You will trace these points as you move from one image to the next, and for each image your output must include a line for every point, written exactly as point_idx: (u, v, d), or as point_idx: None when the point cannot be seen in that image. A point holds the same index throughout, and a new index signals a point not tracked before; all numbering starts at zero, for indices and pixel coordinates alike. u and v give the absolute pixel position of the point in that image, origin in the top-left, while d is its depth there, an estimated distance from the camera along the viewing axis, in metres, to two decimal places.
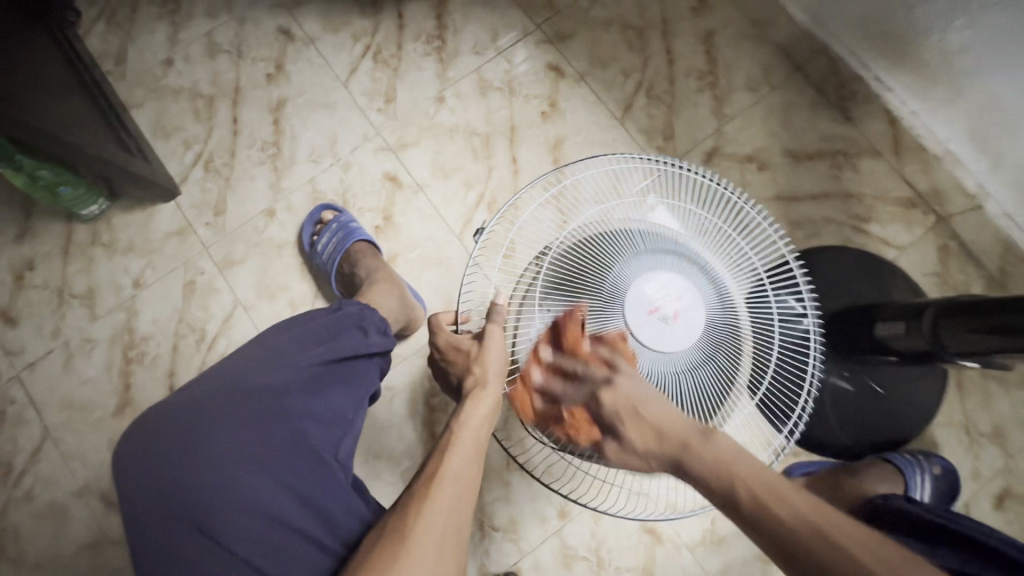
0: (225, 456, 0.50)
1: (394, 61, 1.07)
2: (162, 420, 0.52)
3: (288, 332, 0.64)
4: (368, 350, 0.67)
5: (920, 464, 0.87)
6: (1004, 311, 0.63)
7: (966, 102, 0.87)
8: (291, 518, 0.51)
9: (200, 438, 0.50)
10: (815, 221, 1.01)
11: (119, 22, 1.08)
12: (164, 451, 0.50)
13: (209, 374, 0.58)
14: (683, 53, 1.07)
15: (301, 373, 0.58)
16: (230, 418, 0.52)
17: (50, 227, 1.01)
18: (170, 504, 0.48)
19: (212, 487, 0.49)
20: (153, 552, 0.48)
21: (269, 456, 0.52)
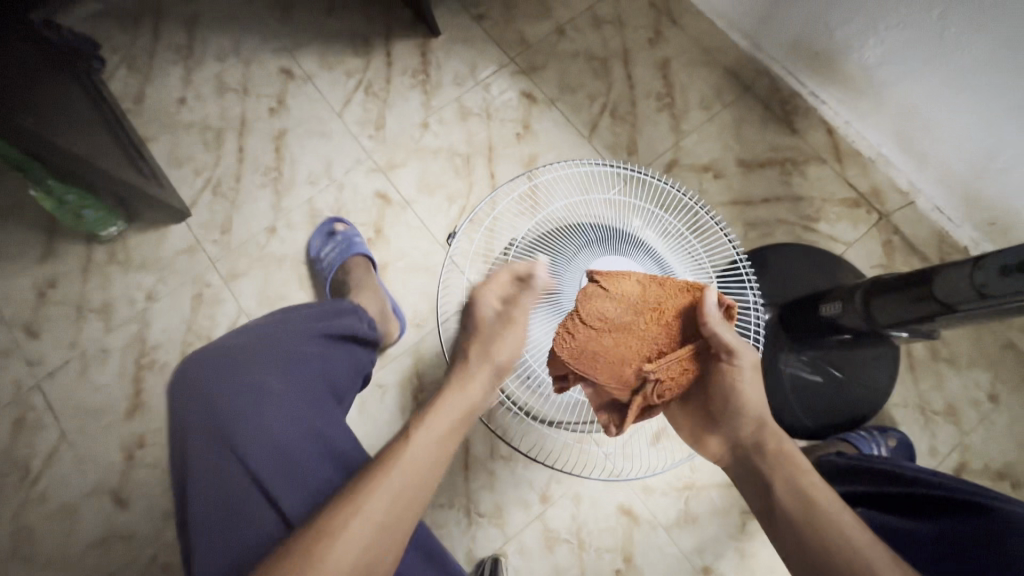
0: (256, 386, 0.61)
1: (384, 94, 1.19)
2: (206, 361, 0.63)
3: (299, 309, 0.76)
4: (365, 331, 0.80)
5: (874, 438, 0.93)
6: (921, 281, 0.73)
7: (888, 110, 0.99)
8: (304, 445, 0.60)
9: (237, 371, 0.62)
10: (768, 222, 1.11)
11: (139, 67, 1.22)
12: (207, 381, 0.61)
13: (239, 331, 0.70)
14: (641, 78, 1.19)
15: (315, 337, 0.71)
16: (259, 363, 0.64)
17: (71, 248, 1.11)
18: (210, 422, 0.59)
19: (243, 410, 0.59)
20: (192, 464, 0.58)
21: (290, 391, 0.63)
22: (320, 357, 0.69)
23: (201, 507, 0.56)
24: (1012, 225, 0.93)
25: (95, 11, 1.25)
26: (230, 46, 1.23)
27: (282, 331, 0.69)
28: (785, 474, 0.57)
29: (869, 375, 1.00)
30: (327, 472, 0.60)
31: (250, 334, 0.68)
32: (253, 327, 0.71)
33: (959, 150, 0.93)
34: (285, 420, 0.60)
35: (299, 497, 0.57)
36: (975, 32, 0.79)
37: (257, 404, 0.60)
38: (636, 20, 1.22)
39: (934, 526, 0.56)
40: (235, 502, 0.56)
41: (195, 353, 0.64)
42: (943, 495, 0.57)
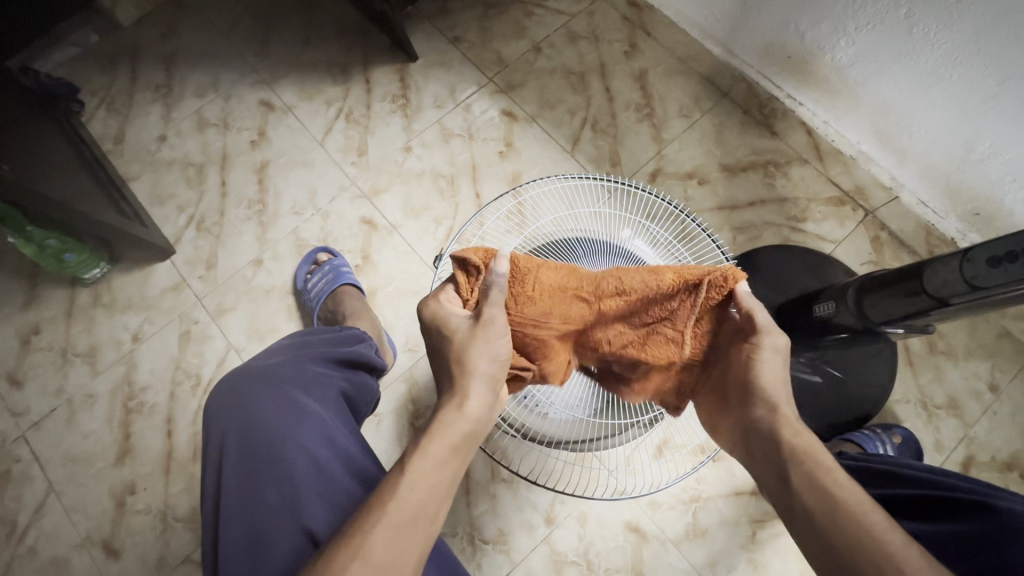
0: (292, 406, 0.60)
1: (365, 120, 1.20)
2: (237, 384, 0.63)
3: (314, 335, 0.76)
4: (375, 359, 0.79)
5: (880, 436, 0.92)
6: (911, 275, 0.72)
7: (865, 108, 0.99)
8: (333, 467, 0.57)
9: (271, 391, 0.61)
10: (755, 225, 1.11)
11: (119, 108, 1.22)
12: (239, 402, 0.60)
13: (261, 357, 0.70)
14: (620, 91, 1.20)
15: (331, 362, 0.70)
16: (289, 385, 0.63)
17: (54, 292, 1.09)
18: (246, 441, 0.57)
19: (279, 429, 0.58)
20: (226, 491, 0.56)
21: (321, 410, 0.62)
22: (340, 381, 0.69)
23: (237, 534, 0.54)
24: (995, 215, 0.93)
25: (72, 55, 1.25)
26: (209, 82, 1.23)
27: (300, 355, 0.69)
28: (806, 471, 0.49)
29: (868, 373, 0.99)
30: (360, 493, 0.57)
31: (274, 357, 0.69)
32: (273, 353, 0.71)
33: (939, 143, 0.93)
34: (317, 441, 0.58)
35: (332, 520, 0.54)
36: (946, 28, 0.79)
37: (293, 423, 0.58)
38: (611, 34, 1.23)
39: (939, 525, 0.54)
40: (269, 532, 0.53)
41: (229, 375, 0.65)
42: (957, 495, 0.55)
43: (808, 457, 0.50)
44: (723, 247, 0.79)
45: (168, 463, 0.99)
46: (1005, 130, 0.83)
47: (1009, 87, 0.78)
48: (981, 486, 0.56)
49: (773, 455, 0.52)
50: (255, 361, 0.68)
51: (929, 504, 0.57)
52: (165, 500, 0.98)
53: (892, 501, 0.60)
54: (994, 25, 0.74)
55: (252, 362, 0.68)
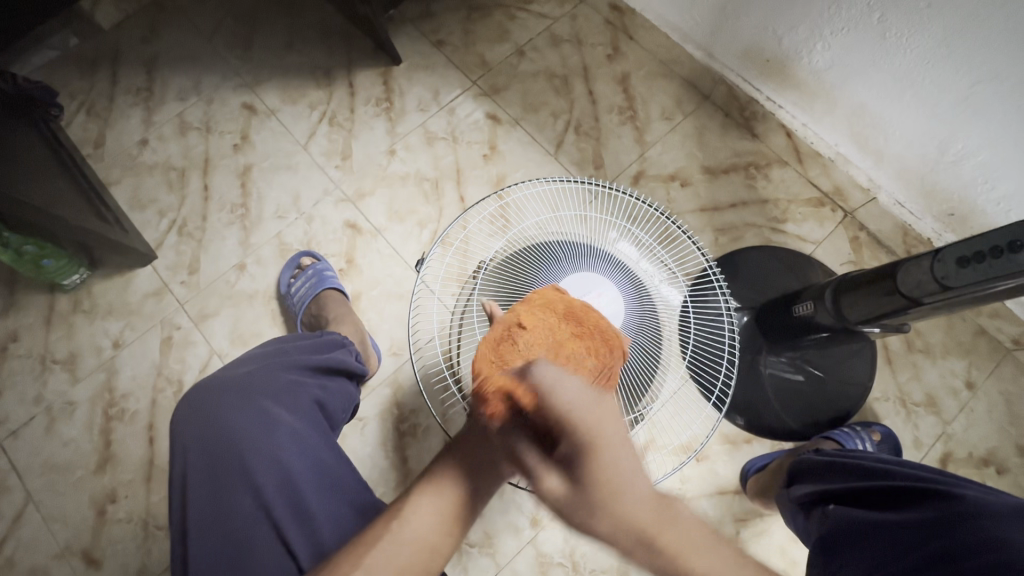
0: (262, 416, 0.59)
1: (348, 123, 1.20)
2: (207, 391, 0.62)
3: (291, 341, 0.75)
4: (354, 364, 0.79)
5: (859, 434, 0.94)
6: (886, 275, 0.74)
7: (841, 111, 1.01)
8: (307, 477, 0.57)
9: (240, 400, 0.60)
10: (737, 226, 1.12)
11: (98, 112, 1.20)
12: (205, 413, 0.60)
13: (234, 365, 0.69)
14: (603, 94, 1.21)
15: (302, 368, 0.70)
16: (261, 393, 0.62)
17: (33, 299, 1.08)
18: (216, 452, 0.57)
19: (249, 440, 0.57)
20: (198, 502, 0.56)
21: (294, 420, 0.61)
22: (313, 388, 0.68)
23: (210, 543, 0.55)
24: (969, 215, 0.95)
25: (50, 59, 1.23)
26: (191, 86, 1.22)
27: (273, 361, 0.68)
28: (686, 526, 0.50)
29: (847, 371, 1.01)
30: (338, 505, 0.58)
31: (243, 366, 0.68)
32: (246, 360, 0.70)
33: (914, 146, 0.94)
34: (291, 450, 0.58)
35: (307, 530, 0.55)
36: (916, 34, 0.81)
37: (263, 433, 0.58)
38: (594, 37, 1.24)
39: (899, 512, 0.55)
40: (246, 542, 0.54)
41: (195, 386, 0.64)
42: (920, 484, 0.56)
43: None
44: (703, 249, 0.80)
45: (150, 470, 0.98)
46: (975, 133, 0.85)
47: (978, 91, 0.80)
48: (944, 476, 0.57)
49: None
50: (226, 369, 0.67)
51: (893, 493, 0.58)
52: (147, 508, 0.97)
53: (863, 495, 0.61)
54: (970, 23, 0.74)
55: (223, 369, 0.67)
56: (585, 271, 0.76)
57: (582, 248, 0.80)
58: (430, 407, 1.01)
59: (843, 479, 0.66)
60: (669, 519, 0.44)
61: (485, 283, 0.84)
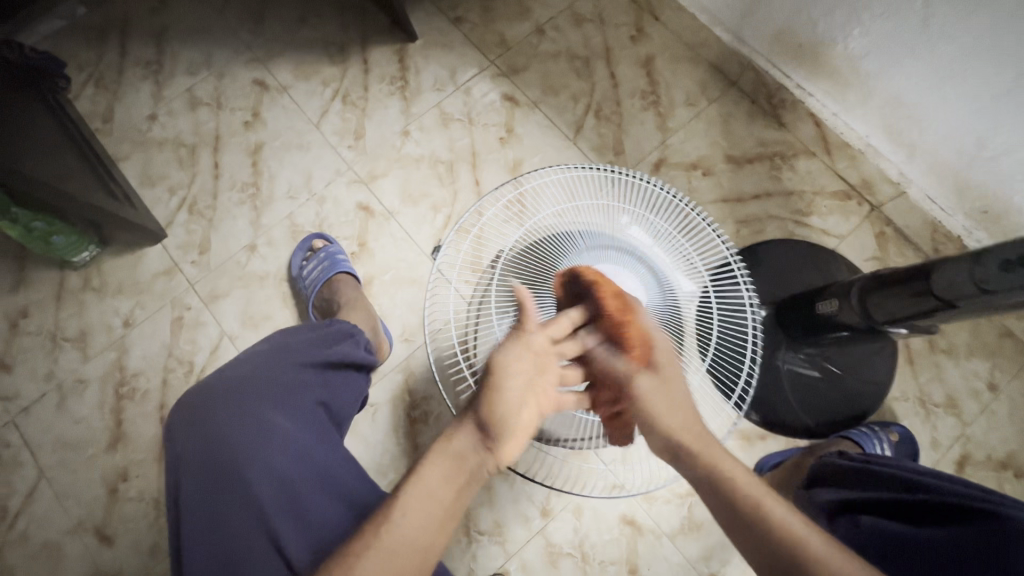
0: (259, 423, 0.58)
1: (362, 102, 1.16)
2: (204, 394, 0.61)
3: (294, 333, 0.74)
4: (361, 356, 0.77)
5: (879, 434, 0.92)
6: (918, 275, 0.71)
7: (875, 101, 0.97)
8: (304, 484, 0.56)
9: (237, 405, 0.59)
10: (760, 218, 1.09)
11: (107, 84, 1.17)
12: (200, 421, 0.59)
13: (234, 362, 0.67)
14: (625, 77, 1.17)
15: (307, 366, 0.68)
16: (259, 396, 0.61)
17: (43, 275, 1.06)
18: (210, 459, 0.56)
19: (244, 448, 0.56)
20: (191, 508, 0.55)
21: (292, 424, 0.60)
22: (315, 389, 0.67)
23: (203, 550, 0.54)
24: (1004, 213, 0.92)
25: (58, 28, 1.20)
26: (201, 59, 1.19)
27: (273, 359, 0.67)
28: (727, 510, 0.53)
29: (866, 370, 0.99)
30: (333, 514, 0.56)
31: (242, 366, 0.66)
32: (246, 356, 0.68)
33: (950, 139, 0.91)
34: (287, 458, 0.57)
35: (302, 540, 0.54)
36: (961, 24, 0.77)
37: (259, 441, 0.57)
38: (617, 17, 1.20)
39: (936, 530, 0.53)
40: (238, 550, 0.53)
41: (190, 389, 0.63)
42: (965, 505, 0.53)
43: (722, 497, 0.54)
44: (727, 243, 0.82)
45: (161, 450, 0.98)
46: (1016, 128, 0.81)
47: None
48: (987, 495, 0.54)
49: (711, 495, 0.55)
50: (224, 369, 0.65)
51: (936, 512, 0.56)
52: (159, 487, 0.97)
53: (898, 507, 0.59)
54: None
55: (221, 370, 0.66)
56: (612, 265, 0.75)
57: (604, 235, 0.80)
58: (443, 396, 1.00)
59: (869, 489, 0.65)
60: (715, 449, 0.57)
61: (505, 270, 0.82)
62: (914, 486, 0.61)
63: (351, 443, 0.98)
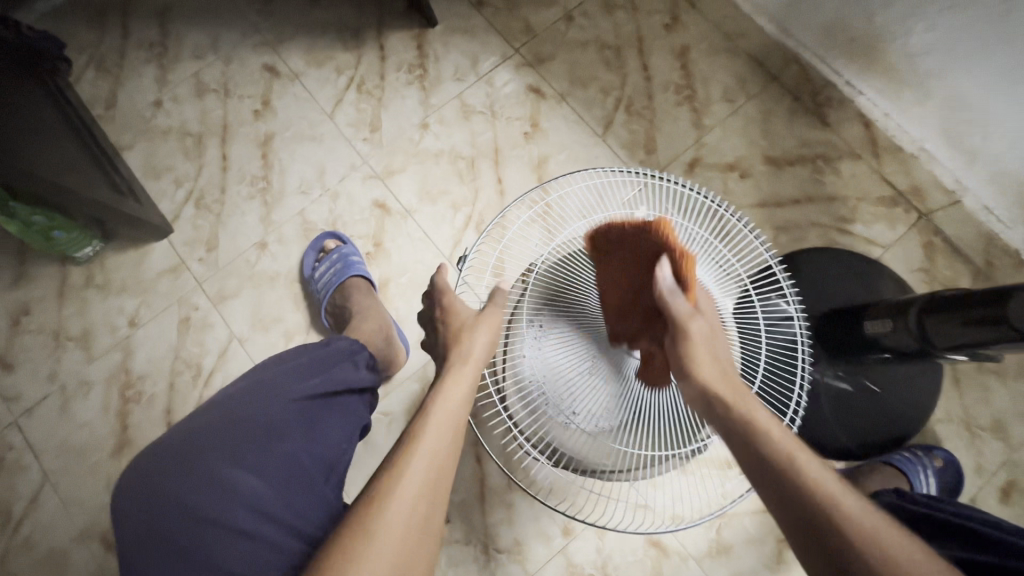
0: (228, 489, 0.51)
1: (378, 91, 1.09)
2: (167, 451, 0.53)
3: (280, 362, 0.67)
4: (358, 380, 0.69)
5: (920, 460, 0.88)
6: (987, 301, 0.65)
7: (935, 103, 0.90)
8: (287, 554, 0.50)
9: (204, 464, 0.52)
10: (800, 225, 1.02)
11: (109, 68, 1.11)
12: (158, 487, 0.51)
13: (208, 404, 0.60)
14: (659, 69, 1.09)
15: (295, 402, 0.60)
16: (232, 449, 0.53)
17: (44, 271, 1.02)
18: (171, 533, 0.49)
19: (215, 519, 0.50)
20: None
21: (271, 480, 0.53)
22: (306, 427, 0.59)
23: None
24: None
25: (56, 6, 1.13)
26: (207, 42, 1.12)
27: (252, 398, 0.59)
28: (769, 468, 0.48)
29: (908, 389, 0.93)
30: None
31: (216, 409, 0.58)
32: (224, 394, 0.61)
33: (1017, 147, 0.84)
34: (265, 526, 0.50)
35: None
36: None
37: (228, 510, 0.50)
38: (651, 3, 1.12)
39: None
40: None
41: (150, 446, 0.55)
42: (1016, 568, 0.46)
43: (762, 451, 0.49)
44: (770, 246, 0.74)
45: None
46: None
47: None
48: None
49: (749, 454, 0.50)
50: (196, 414, 0.58)
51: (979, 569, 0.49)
52: None
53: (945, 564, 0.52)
54: None
55: (193, 415, 0.58)
56: None
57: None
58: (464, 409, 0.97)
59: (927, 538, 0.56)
60: (749, 400, 0.54)
61: (535, 285, 0.76)
62: (995, 546, 0.51)
63: (365, 454, 0.94)
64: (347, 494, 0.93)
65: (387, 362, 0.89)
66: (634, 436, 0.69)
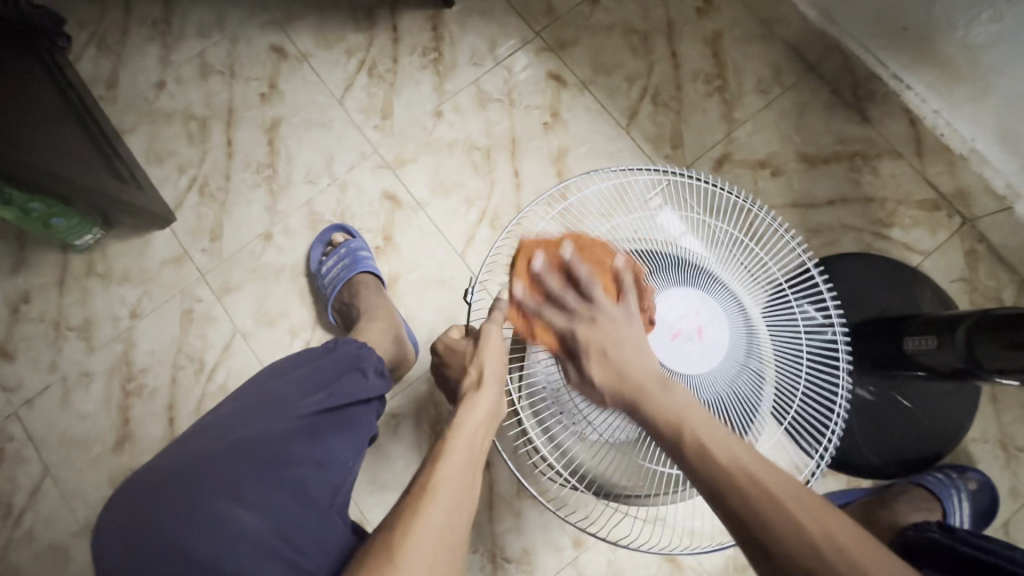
0: (222, 524, 0.48)
1: (391, 76, 1.04)
2: (159, 476, 0.51)
3: (285, 373, 0.64)
4: (367, 390, 0.67)
5: (955, 482, 0.83)
6: None
7: (994, 100, 0.82)
8: None
9: (194, 494, 0.49)
10: (834, 227, 0.96)
11: (110, 46, 1.06)
12: (144, 526, 0.48)
13: (208, 422, 0.58)
14: (689, 57, 1.03)
15: (299, 419, 0.58)
16: (228, 475, 0.51)
17: (45, 258, 0.99)
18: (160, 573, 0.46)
19: (206, 555, 0.47)
20: None
21: (267, 509, 0.50)
22: (309, 448, 0.56)
23: None
24: None
25: None
26: (212, 20, 1.07)
27: (249, 422, 0.56)
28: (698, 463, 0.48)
29: (941, 405, 0.88)
30: None
31: (207, 435, 0.55)
32: (223, 411, 0.59)
33: None
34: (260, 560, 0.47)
35: None
36: None
37: (223, 550, 0.47)
38: None
39: None
40: None
41: (141, 470, 0.53)
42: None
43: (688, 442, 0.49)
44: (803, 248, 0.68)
45: None
46: None
47: None
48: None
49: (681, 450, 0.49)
50: (185, 440, 0.55)
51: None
52: None
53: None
54: None
55: (182, 442, 0.55)
56: (687, 295, 0.63)
57: (666, 252, 0.67)
58: None
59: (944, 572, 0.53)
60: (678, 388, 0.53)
61: None
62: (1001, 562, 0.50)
63: (371, 456, 0.91)
64: (352, 496, 0.90)
65: (397, 362, 0.86)
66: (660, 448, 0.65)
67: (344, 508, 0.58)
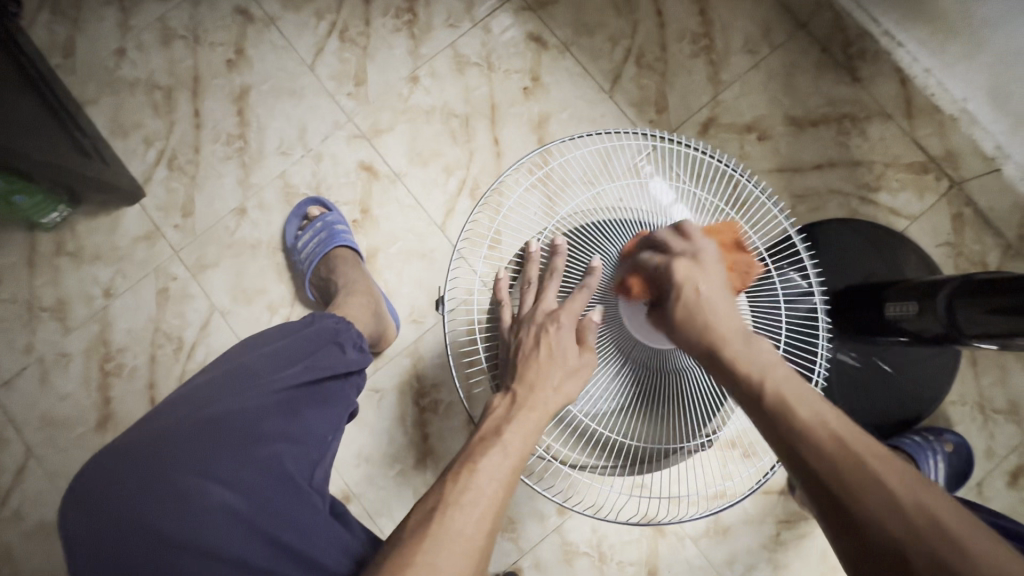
0: (196, 504, 0.48)
1: (363, 39, 0.99)
2: (126, 453, 0.49)
3: (258, 346, 0.63)
4: (346, 365, 0.66)
5: (932, 446, 0.84)
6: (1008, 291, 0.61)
7: (985, 59, 0.82)
8: (263, 563, 0.48)
9: (163, 470, 0.48)
10: (820, 192, 0.94)
11: (64, 10, 1.00)
12: (111, 505, 0.47)
13: (178, 396, 0.56)
14: (675, 16, 0.98)
15: (275, 394, 0.57)
16: (200, 451, 0.50)
17: (12, 236, 0.96)
18: (134, 552, 0.46)
19: (182, 532, 0.46)
20: None
21: (242, 486, 0.50)
22: (285, 424, 0.56)
23: None
24: None
25: None
26: None
27: (225, 394, 0.55)
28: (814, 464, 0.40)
29: (921, 372, 0.88)
30: None
31: (180, 406, 0.54)
32: (194, 384, 0.58)
33: None
34: (238, 534, 0.48)
35: None
36: None
37: (199, 528, 0.47)
38: None
39: None
40: None
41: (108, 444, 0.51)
42: None
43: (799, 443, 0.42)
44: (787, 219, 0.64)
45: None
46: None
47: None
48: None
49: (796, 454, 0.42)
50: (159, 411, 0.54)
51: None
52: None
53: None
54: None
55: (155, 412, 0.54)
56: None
57: (632, 221, 0.67)
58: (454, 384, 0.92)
59: None
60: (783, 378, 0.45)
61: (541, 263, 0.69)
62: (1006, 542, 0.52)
63: (354, 431, 0.91)
64: (338, 471, 0.91)
65: (378, 337, 0.85)
66: (638, 426, 0.65)
67: (324, 483, 0.57)
